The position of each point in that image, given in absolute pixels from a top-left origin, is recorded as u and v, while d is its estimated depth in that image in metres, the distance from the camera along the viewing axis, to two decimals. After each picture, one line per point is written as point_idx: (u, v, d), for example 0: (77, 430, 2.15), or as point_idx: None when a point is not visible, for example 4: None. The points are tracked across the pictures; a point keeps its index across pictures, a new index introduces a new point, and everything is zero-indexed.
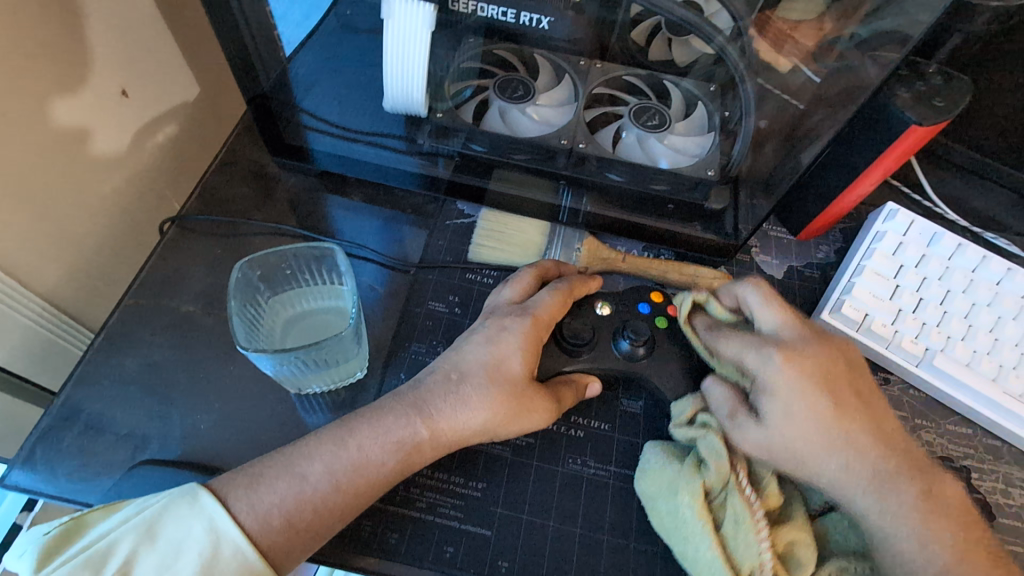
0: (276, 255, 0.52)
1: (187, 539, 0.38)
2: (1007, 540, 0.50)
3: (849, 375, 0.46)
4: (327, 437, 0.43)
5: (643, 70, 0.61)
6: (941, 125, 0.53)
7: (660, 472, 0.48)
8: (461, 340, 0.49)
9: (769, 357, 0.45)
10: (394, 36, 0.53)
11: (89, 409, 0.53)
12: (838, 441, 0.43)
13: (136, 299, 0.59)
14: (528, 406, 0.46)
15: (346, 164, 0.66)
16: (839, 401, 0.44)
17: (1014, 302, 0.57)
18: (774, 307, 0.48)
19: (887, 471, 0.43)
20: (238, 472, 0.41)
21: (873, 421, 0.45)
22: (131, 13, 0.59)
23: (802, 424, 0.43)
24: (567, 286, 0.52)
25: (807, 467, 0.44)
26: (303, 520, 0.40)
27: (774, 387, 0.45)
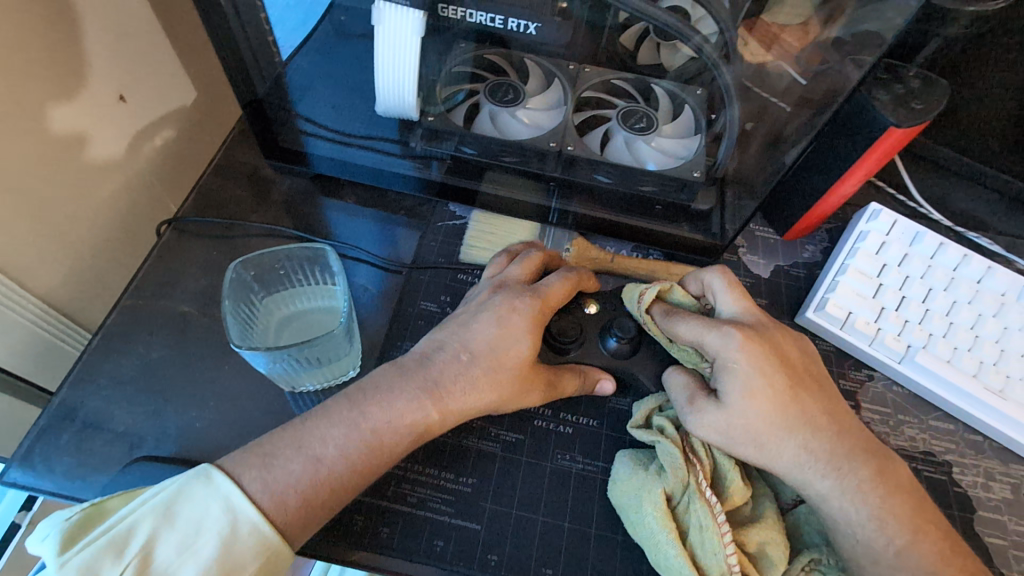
0: (270, 256, 0.53)
1: (206, 519, 0.38)
2: (986, 533, 0.51)
3: (804, 362, 0.47)
4: (338, 414, 0.43)
5: (631, 73, 0.63)
6: (920, 126, 0.54)
7: (627, 482, 0.48)
8: (469, 315, 0.50)
9: (728, 337, 0.45)
10: (386, 42, 0.54)
11: (87, 408, 0.54)
12: (796, 423, 0.44)
13: (133, 300, 0.60)
14: (529, 387, 0.48)
15: (342, 168, 0.67)
16: (794, 383, 0.45)
17: (994, 299, 0.58)
18: (734, 294, 0.49)
19: (845, 455, 0.44)
20: (251, 449, 0.42)
21: (829, 406, 0.45)
22: (127, 20, 0.60)
23: (762, 404, 0.44)
24: (576, 275, 0.53)
25: (767, 451, 0.44)
26: (319, 497, 0.41)
27: (732, 363, 0.44)
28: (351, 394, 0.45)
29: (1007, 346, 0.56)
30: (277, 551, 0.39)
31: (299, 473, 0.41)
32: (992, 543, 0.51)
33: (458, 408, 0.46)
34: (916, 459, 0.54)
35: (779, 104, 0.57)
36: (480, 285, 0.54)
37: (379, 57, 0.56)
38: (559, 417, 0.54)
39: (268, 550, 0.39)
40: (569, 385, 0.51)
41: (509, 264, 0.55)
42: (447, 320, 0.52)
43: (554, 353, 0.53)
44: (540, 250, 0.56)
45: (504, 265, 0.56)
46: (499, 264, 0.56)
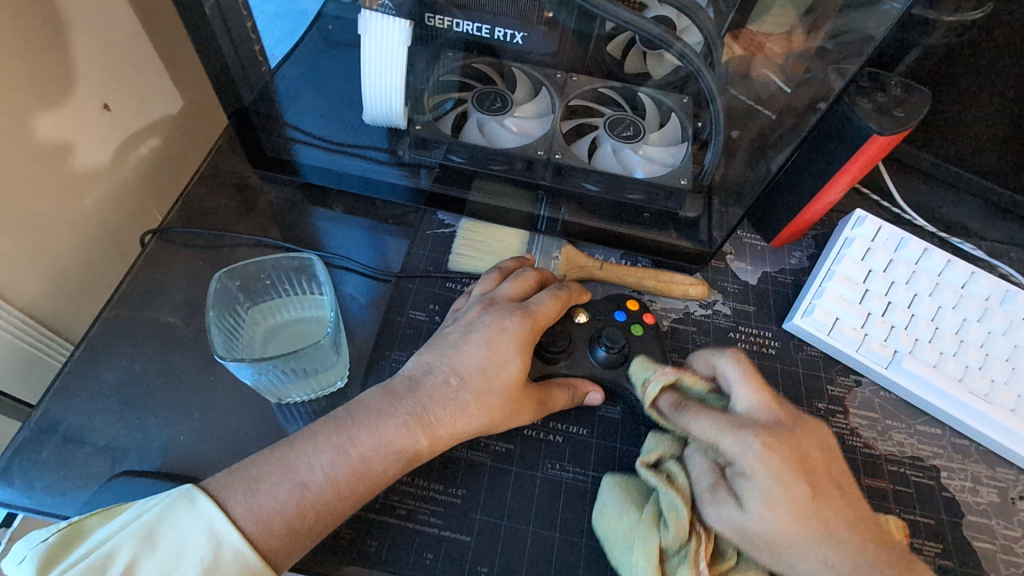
0: (255, 265, 0.52)
1: (187, 544, 0.38)
2: (973, 537, 0.51)
3: (825, 466, 0.44)
4: (325, 438, 0.43)
5: (618, 82, 0.63)
6: (902, 133, 0.55)
7: (619, 521, 0.47)
8: (458, 336, 0.49)
9: (745, 443, 0.42)
10: (372, 52, 0.55)
11: (70, 421, 0.53)
12: (820, 533, 0.41)
13: (116, 311, 0.59)
14: (518, 407, 0.48)
15: (334, 178, 0.67)
16: (816, 489, 0.42)
17: (977, 304, 0.58)
18: (750, 386, 0.46)
19: (868, 569, 0.41)
20: (236, 473, 0.41)
21: (849, 509, 0.43)
22: (114, 29, 0.60)
23: (783, 515, 0.41)
24: (568, 292, 0.53)
25: (785, 560, 0.42)
26: (304, 524, 0.40)
27: (752, 470, 0.42)
28: (340, 417, 0.44)
29: (991, 350, 0.57)
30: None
31: (284, 485, 0.41)
32: (980, 548, 0.51)
33: (447, 436, 0.46)
34: (904, 464, 0.55)
35: (764, 110, 0.58)
36: (471, 301, 0.54)
37: (365, 67, 0.56)
38: (549, 426, 0.54)
39: None
40: (556, 398, 0.51)
41: (501, 282, 0.55)
42: (439, 333, 0.52)
43: (542, 362, 0.53)
44: (535, 270, 0.56)
45: (496, 283, 0.56)
46: (490, 282, 0.56)
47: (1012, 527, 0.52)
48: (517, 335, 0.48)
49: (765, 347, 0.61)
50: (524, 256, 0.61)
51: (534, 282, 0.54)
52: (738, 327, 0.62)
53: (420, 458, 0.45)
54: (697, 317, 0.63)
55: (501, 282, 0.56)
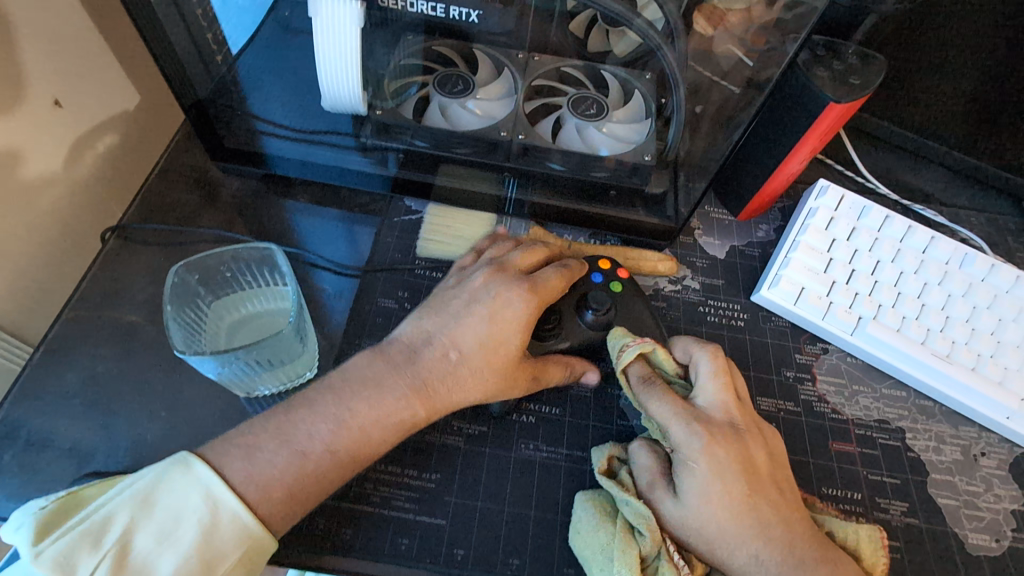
0: (213, 258, 0.51)
1: (185, 509, 0.38)
2: (936, 493, 0.53)
3: (769, 471, 0.45)
4: (319, 406, 0.42)
5: (581, 61, 0.63)
6: (859, 100, 0.55)
7: (592, 534, 0.45)
8: (461, 306, 0.48)
9: (693, 433, 0.44)
10: (324, 36, 0.53)
11: (32, 425, 0.51)
12: (754, 529, 0.42)
13: (76, 311, 0.58)
14: (514, 380, 0.48)
15: (306, 170, 0.66)
16: (754, 484, 0.44)
17: (937, 268, 0.59)
18: (708, 382, 0.48)
19: (801, 569, 0.42)
20: (232, 440, 0.41)
21: (786, 509, 0.44)
22: (60, 23, 0.58)
23: (717, 507, 0.43)
24: (569, 268, 0.52)
25: (718, 553, 0.43)
26: (303, 491, 0.40)
27: (693, 462, 0.44)
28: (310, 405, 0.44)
29: (951, 312, 0.58)
30: (259, 541, 0.39)
31: None
32: (945, 504, 0.52)
33: (445, 406, 0.46)
34: (870, 428, 0.56)
35: (730, 84, 0.58)
36: (480, 264, 0.53)
37: (320, 53, 0.55)
38: (521, 407, 0.54)
39: (251, 539, 0.38)
40: (552, 372, 0.51)
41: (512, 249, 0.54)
42: (435, 299, 0.50)
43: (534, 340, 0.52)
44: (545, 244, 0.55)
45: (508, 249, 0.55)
46: (503, 248, 0.55)
47: (974, 483, 0.53)
48: (526, 307, 0.48)
49: (734, 319, 0.61)
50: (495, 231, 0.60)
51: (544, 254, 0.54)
52: (707, 301, 0.62)
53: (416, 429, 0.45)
54: (666, 293, 0.63)
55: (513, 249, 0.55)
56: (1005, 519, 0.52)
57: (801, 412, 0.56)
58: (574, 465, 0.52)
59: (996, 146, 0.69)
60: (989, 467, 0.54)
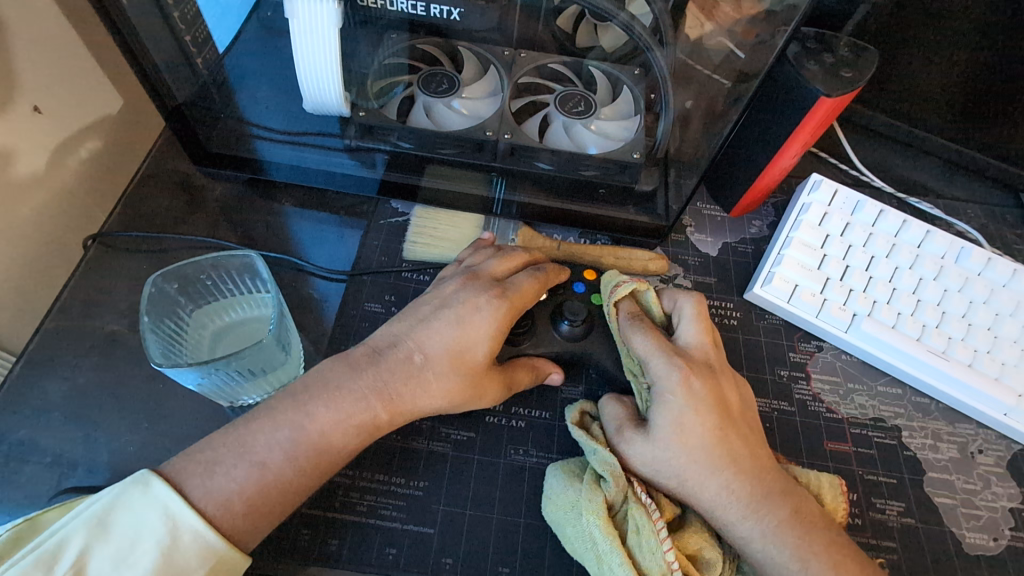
0: (192, 266, 0.50)
1: (142, 529, 0.37)
2: (932, 492, 0.52)
3: (741, 412, 0.46)
4: (281, 416, 0.42)
5: (569, 57, 0.62)
6: (850, 95, 0.54)
7: (561, 495, 0.46)
8: (430, 311, 0.48)
9: (671, 367, 0.44)
10: (302, 37, 0.52)
11: (15, 438, 0.51)
12: (723, 463, 0.43)
13: (58, 322, 0.57)
14: (481, 388, 0.47)
15: (298, 174, 0.65)
16: (726, 419, 0.44)
17: (933, 263, 0.58)
18: (685, 323, 0.48)
19: (766, 500, 0.43)
20: (192, 457, 0.40)
21: (756, 449, 0.45)
22: (36, 27, 0.57)
23: (689, 442, 0.43)
24: (543, 272, 0.51)
25: (686, 488, 0.43)
26: (266, 502, 0.40)
27: (668, 395, 0.44)
28: None
29: (947, 308, 0.57)
30: (225, 556, 0.38)
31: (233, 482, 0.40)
32: (942, 503, 0.51)
33: (424, 409, 0.45)
34: (866, 426, 0.55)
35: (718, 78, 0.57)
36: (458, 270, 0.53)
37: (299, 55, 0.53)
38: (511, 411, 0.53)
39: (213, 557, 0.37)
40: (520, 377, 0.50)
41: (491, 255, 0.54)
42: (417, 300, 0.50)
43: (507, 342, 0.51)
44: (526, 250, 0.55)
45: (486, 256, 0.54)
46: (483, 254, 0.55)
47: (971, 481, 0.53)
48: (494, 314, 0.47)
49: (727, 318, 0.60)
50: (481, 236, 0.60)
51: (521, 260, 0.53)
52: None
53: (380, 432, 0.45)
54: None
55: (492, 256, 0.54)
56: (1004, 517, 0.51)
57: (795, 412, 0.55)
58: None
59: (992, 137, 0.68)
60: (987, 465, 0.54)
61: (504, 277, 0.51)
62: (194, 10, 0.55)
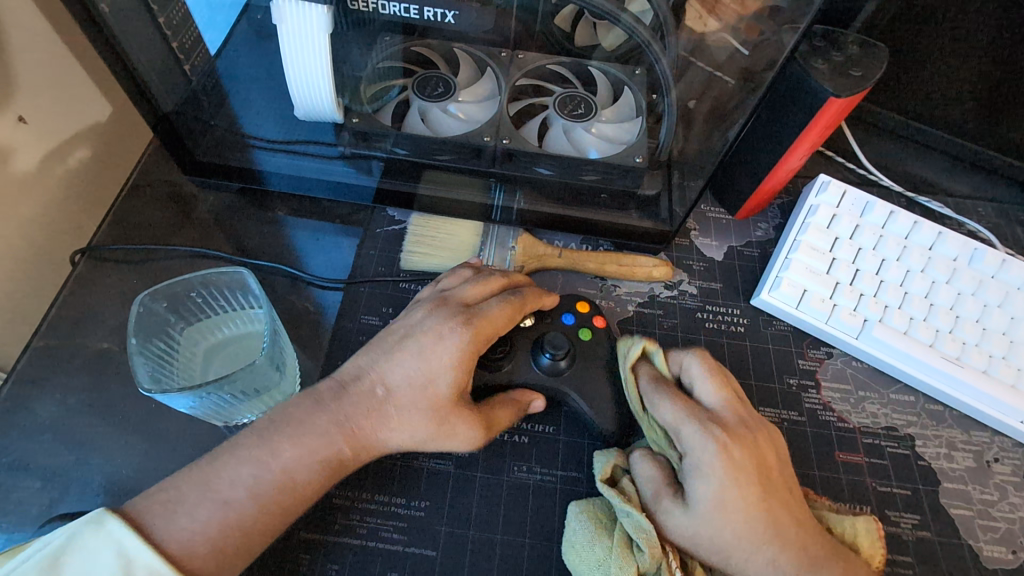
0: (180, 284, 0.48)
1: (95, 570, 0.35)
2: (948, 504, 0.50)
3: (781, 476, 0.44)
4: (244, 454, 0.40)
5: (568, 57, 0.60)
6: (859, 94, 0.52)
7: (588, 548, 0.44)
8: (395, 342, 0.46)
9: (706, 438, 0.42)
10: (290, 41, 0.50)
11: (3, 461, 0.49)
12: (769, 536, 0.41)
13: (46, 340, 0.55)
14: (452, 426, 0.44)
15: (294, 183, 0.63)
16: (768, 488, 0.42)
17: (945, 266, 0.57)
18: (712, 382, 0.47)
19: (813, 573, 0.41)
20: (154, 496, 0.39)
21: (800, 517, 0.42)
22: (18, 35, 0.55)
23: (733, 517, 0.40)
24: (517, 300, 0.49)
25: (732, 563, 0.41)
26: (231, 542, 0.38)
27: (707, 470, 0.41)
28: None
29: (961, 312, 0.55)
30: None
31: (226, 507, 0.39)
32: (958, 516, 0.50)
33: (421, 428, 0.44)
34: (878, 436, 0.53)
35: (723, 76, 0.55)
36: (432, 293, 0.51)
37: (287, 60, 0.52)
38: (513, 426, 0.52)
39: None
40: (503, 416, 0.47)
41: (467, 279, 0.52)
42: (387, 328, 0.49)
43: (486, 369, 0.49)
44: (504, 274, 0.52)
45: (462, 280, 0.52)
46: (461, 275, 0.53)
47: (988, 491, 0.51)
48: (461, 344, 0.45)
49: (734, 325, 0.59)
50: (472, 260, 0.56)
51: (495, 287, 0.51)
52: (705, 307, 0.60)
53: (342, 462, 0.43)
54: (662, 299, 0.60)
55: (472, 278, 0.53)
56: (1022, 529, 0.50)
57: (806, 422, 0.54)
58: (570, 488, 0.49)
59: (1004, 133, 0.66)
60: (1003, 474, 0.52)
61: (475, 303, 0.49)
62: (180, 13, 0.55)
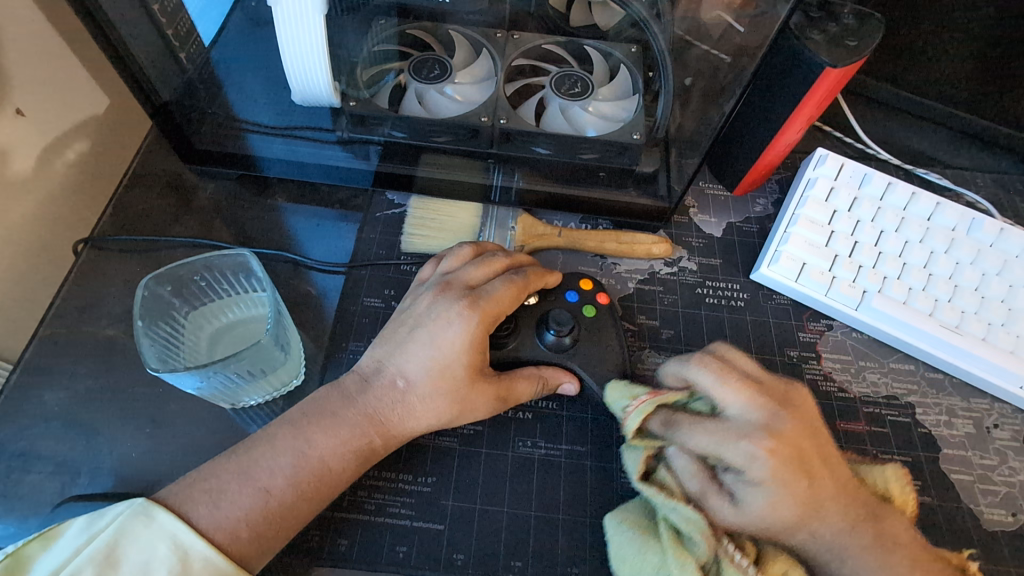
0: (184, 268, 0.49)
1: (153, 559, 0.36)
2: (948, 469, 0.51)
3: (819, 447, 0.42)
4: (283, 443, 0.42)
5: (564, 37, 0.61)
6: (855, 65, 0.53)
7: (640, 558, 0.42)
8: (407, 333, 0.46)
9: (753, 454, 0.39)
10: (286, 24, 0.50)
11: (15, 449, 0.50)
12: (815, 513, 0.40)
13: (52, 329, 0.56)
14: (470, 404, 0.46)
15: (293, 169, 0.63)
16: (815, 481, 0.40)
17: (944, 236, 0.57)
18: (734, 389, 0.42)
19: (855, 531, 0.41)
20: (196, 484, 0.40)
21: (838, 481, 0.42)
22: None
23: (783, 510, 0.39)
24: (521, 280, 0.49)
25: (783, 543, 0.41)
26: (271, 526, 0.40)
27: (758, 478, 0.39)
28: (296, 419, 0.44)
29: (960, 281, 0.56)
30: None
31: (242, 486, 0.40)
32: (958, 480, 0.51)
33: (428, 405, 0.45)
34: (879, 405, 0.54)
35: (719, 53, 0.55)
36: (435, 277, 0.51)
37: (284, 45, 0.52)
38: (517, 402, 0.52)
39: None
40: (521, 389, 0.48)
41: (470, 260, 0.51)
42: (396, 317, 0.49)
43: (492, 348, 0.49)
44: (506, 253, 0.52)
45: (465, 260, 0.52)
46: (462, 256, 0.52)
47: (987, 456, 0.52)
48: (468, 328, 0.45)
49: (734, 300, 0.59)
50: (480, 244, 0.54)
51: (499, 267, 0.50)
52: (704, 282, 0.60)
53: (356, 437, 0.43)
54: (662, 276, 0.61)
55: (473, 258, 0.52)
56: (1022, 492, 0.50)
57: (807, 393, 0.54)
58: (575, 462, 0.50)
59: (1001, 105, 0.67)
60: (1003, 439, 0.53)
61: (479, 284, 0.48)
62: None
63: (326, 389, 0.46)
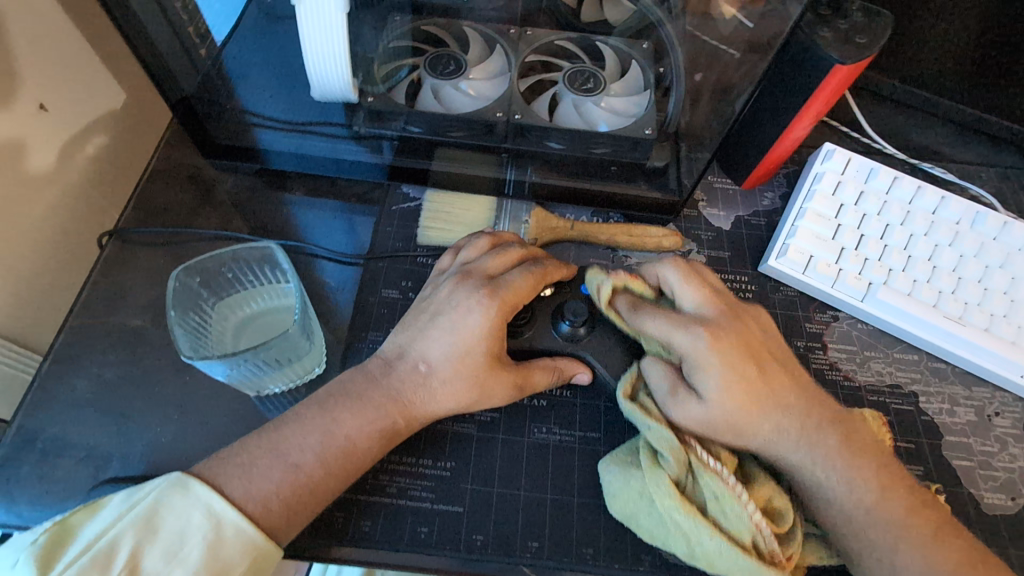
0: (213, 260, 0.51)
1: (188, 527, 0.39)
2: (951, 455, 0.53)
3: (767, 348, 0.47)
4: (310, 424, 0.44)
5: (575, 33, 0.62)
6: (864, 61, 0.54)
7: (625, 485, 0.46)
8: (427, 320, 0.48)
9: (698, 338, 0.45)
10: (308, 23, 0.52)
11: (48, 435, 0.52)
12: (770, 408, 0.45)
13: (80, 319, 0.57)
14: (489, 390, 0.47)
15: (309, 163, 0.65)
16: (764, 372, 0.45)
17: (948, 229, 0.58)
18: (692, 286, 0.49)
19: (813, 429, 0.45)
20: (227, 461, 0.42)
21: (796, 385, 0.47)
22: (39, 23, 0.56)
23: (733, 396, 0.44)
24: (539, 269, 0.51)
25: (744, 439, 0.45)
26: (301, 501, 0.42)
27: (703, 361, 0.45)
28: (321, 401, 0.45)
29: (964, 273, 0.57)
30: (265, 550, 0.40)
31: (273, 466, 0.42)
32: (960, 466, 0.52)
33: (447, 393, 0.46)
34: (884, 393, 0.56)
35: (727, 49, 0.55)
36: (455, 267, 0.53)
37: (306, 44, 0.53)
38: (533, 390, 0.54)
39: (257, 550, 0.40)
40: (537, 379, 0.49)
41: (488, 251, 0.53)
42: (415, 308, 0.50)
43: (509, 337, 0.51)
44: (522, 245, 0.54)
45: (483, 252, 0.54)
46: (479, 248, 0.54)
47: (988, 443, 0.53)
48: (486, 317, 0.46)
49: (743, 291, 0.61)
50: (499, 233, 0.56)
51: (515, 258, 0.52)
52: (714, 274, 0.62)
53: (379, 423, 0.45)
54: None
55: (490, 248, 0.54)
56: (1022, 477, 0.52)
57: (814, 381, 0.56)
58: (589, 447, 0.52)
59: (1003, 99, 0.68)
60: (1004, 427, 0.54)
61: (497, 274, 0.50)
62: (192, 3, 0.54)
63: (347, 374, 0.48)
